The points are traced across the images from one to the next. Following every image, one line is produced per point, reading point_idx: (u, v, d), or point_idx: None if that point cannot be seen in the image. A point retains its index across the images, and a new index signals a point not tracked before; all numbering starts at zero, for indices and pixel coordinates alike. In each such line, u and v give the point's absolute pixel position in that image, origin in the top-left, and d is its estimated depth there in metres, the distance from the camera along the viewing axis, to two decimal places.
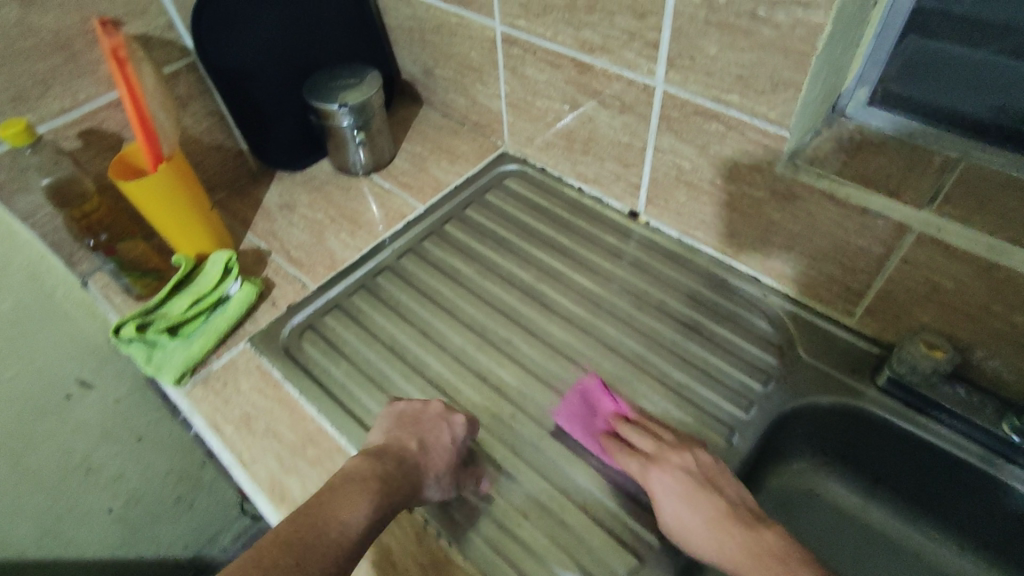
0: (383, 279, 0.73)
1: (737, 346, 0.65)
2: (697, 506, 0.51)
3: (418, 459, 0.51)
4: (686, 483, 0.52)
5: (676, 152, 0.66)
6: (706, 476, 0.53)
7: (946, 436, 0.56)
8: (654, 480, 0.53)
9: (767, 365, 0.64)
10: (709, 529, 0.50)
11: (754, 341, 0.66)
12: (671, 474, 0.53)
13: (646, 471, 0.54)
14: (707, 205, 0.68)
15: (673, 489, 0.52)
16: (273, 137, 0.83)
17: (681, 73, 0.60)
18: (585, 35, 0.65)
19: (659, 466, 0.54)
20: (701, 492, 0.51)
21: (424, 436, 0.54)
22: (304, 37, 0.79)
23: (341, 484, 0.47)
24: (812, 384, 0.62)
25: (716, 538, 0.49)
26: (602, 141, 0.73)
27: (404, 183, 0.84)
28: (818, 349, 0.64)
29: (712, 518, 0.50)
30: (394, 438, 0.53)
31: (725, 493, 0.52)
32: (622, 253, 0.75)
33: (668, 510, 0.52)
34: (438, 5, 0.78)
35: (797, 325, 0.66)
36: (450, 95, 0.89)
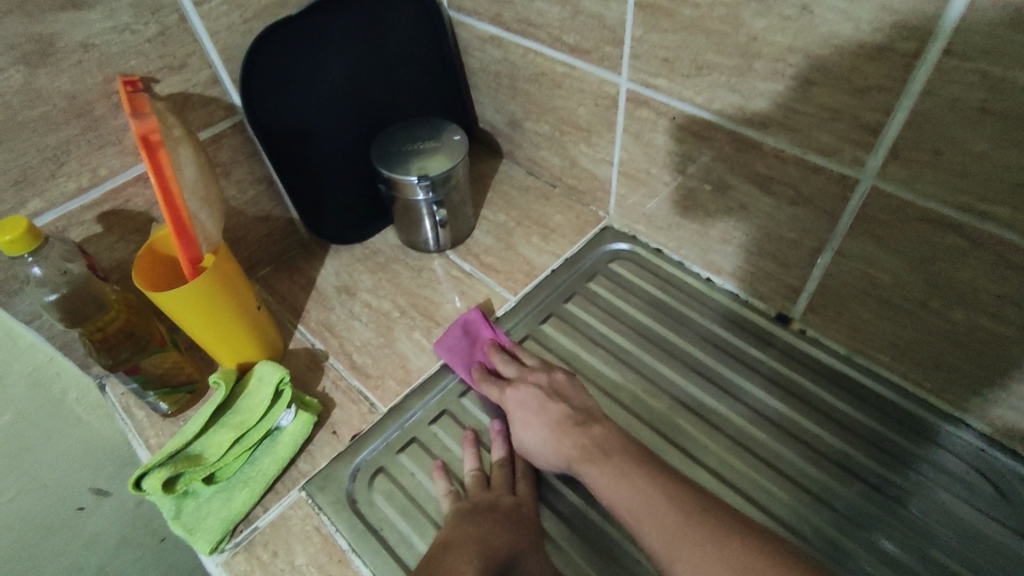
0: (470, 400, 0.58)
1: (954, 527, 0.49)
2: (542, 416, 0.51)
3: (506, 518, 0.47)
4: (537, 398, 0.52)
5: (872, 260, 0.50)
6: (554, 388, 0.53)
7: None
8: (509, 398, 0.53)
9: (992, 555, 0.47)
10: (556, 438, 0.50)
11: (984, 522, 0.49)
12: (524, 390, 0.53)
13: (504, 392, 0.54)
14: (905, 327, 0.52)
15: (526, 406, 0.52)
16: (331, 205, 0.68)
17: (910, 168, 0.43)
18: (755, 105, 0.49)
19: (515, 385, 0.54)
20: (547, 401, 0.52)
21: (501, 504, 0.49)
22: (373, 87, 0.65)
23: (442, 552, 0.44)
24: None
25: (551, 439, 0.50)
26: (754, 231, 0.57)
27: (488, 264, 0.69)
28: (1015, 508, 0.49)
29: (553, 423, 0.50)
30: (484, 499, 0.49)
31: (573, 402, 0.52)
32: (773, 372, 0.59)
33: (520, 431, 0.52)
34: (541, 50, 0.63)
35: (986, 476, 0.51)
36: (541, 152, 0.74)
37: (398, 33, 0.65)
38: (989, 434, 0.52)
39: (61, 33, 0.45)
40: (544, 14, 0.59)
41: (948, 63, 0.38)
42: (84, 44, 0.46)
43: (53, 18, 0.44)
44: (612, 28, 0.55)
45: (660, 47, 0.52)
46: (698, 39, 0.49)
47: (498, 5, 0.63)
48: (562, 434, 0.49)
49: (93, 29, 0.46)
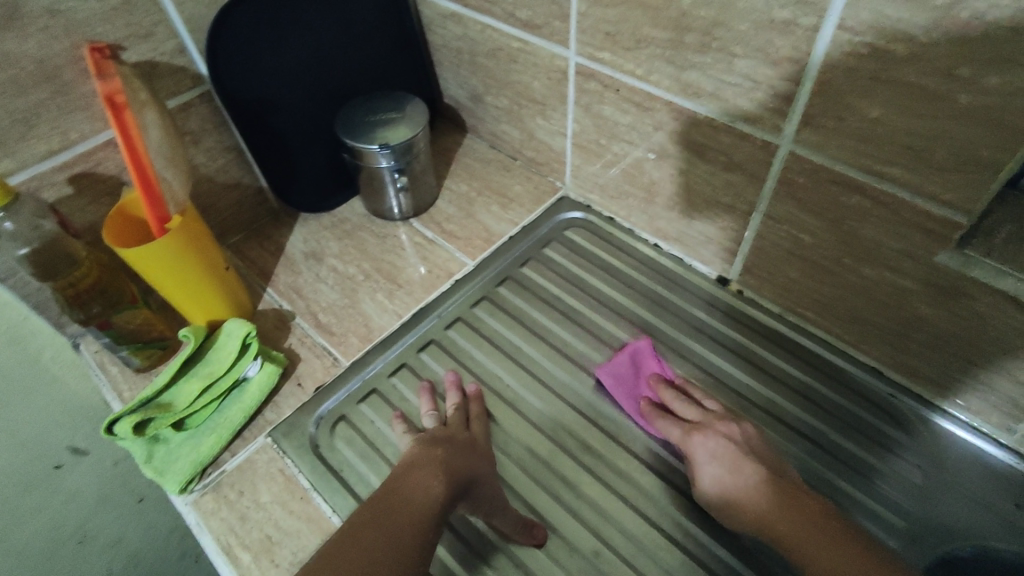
0: (428, 354, 0.62)
1: (866, 463, 0.54)
2: (739, 472, 0.48)
3: (464, 446, 0.51)
4: (730, 449, 0.49)
5: (796, 222, 0.55)
6: (749, 445, 0.50)
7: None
8: (696, 445, 0.51)
9: (929, 510, 0.51)
10: (747, 493, 0.47)
11: (891, 458, 0.54)
12: (716, 438, 0.51)
13: (688, 435, 0.52)
14: (827, 284, 0.56)
15: (714, 454, 0.50)
16: (299, 174, 0.71)
17: (822, 135, 0.47)
18: (689, 76, 0.53)
19: (702, 431, 0.52)
20: (742, 460, 0.49)
21: (458, 438, 0.52)
22: (337, 60, 0.68)
23: (409, 467, 0.47)
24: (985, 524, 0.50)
25: (750, 501, 0.47)
26: (693, 198, 0.62)
27: (449, 231, 0.72)
28: (965, 474, 0.52)
29: (751, 482, 0.47)
30: (443, 429, 0.53)
31: (770, 464, 0.49)
32: (714, 332, 0.64)
33: (707, 479, 0.49)
34: (497, 26, 0.66)
35: (947, 449, 0.54)
36: (501, 126, 0.77)
37: (361, 7, 0.67)
38: (962, 414, 0.54)
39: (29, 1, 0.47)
40: None
41: (847, 35, 0.42)
42: (52, 10, 0.48)
43: None
44: (560, 4, 0.58)
45: (603, 21, 0.56)
46: (636, 14, 0.53)
47: None
48: (761, 496, 0.46)
49: None
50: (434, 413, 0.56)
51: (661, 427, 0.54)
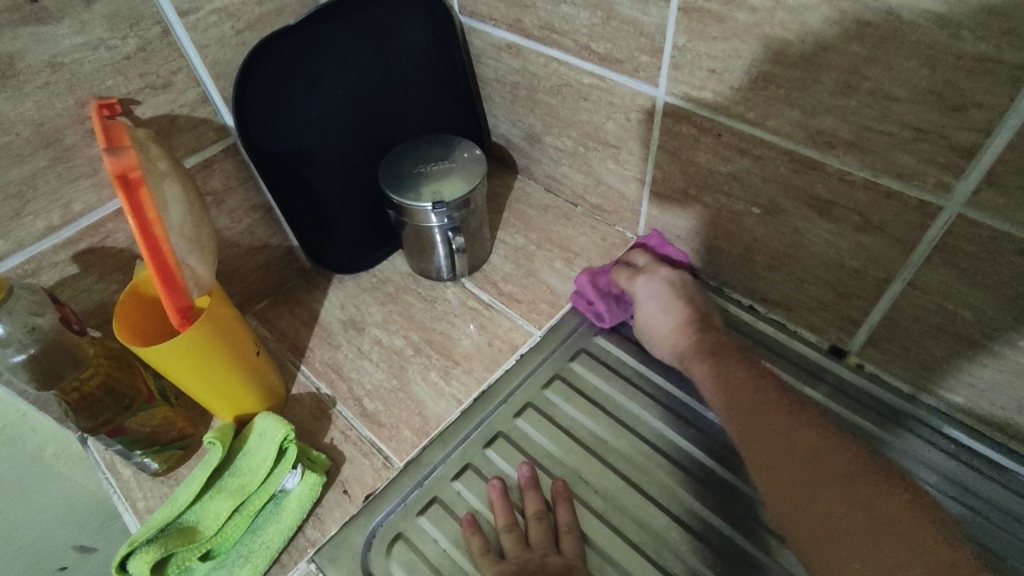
0: (496, 451, 0.52)
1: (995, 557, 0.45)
2: (671, 315, 0.51)
3: None
4: (667, 290, 0.53)
5: (952, 294, 0.44)
6: (681, 286, 0.54)
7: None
8: (639, 286, 0.54)
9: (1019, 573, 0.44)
10: (674, 333, 0.50)
11: (991, 530, 0.47)
12: (660, 280, 0.54)
13: (633, 279, 0.55)
14: (984, 367, 0.46)
15: (654, 296, 0.53)
16: (334, 232, 0.62)
17: (1010, 196, 0.37)
18: (821, 122, 0.43)
19: (645, 275, 0.55)
20: (676, 300, 0.52)
21: (549, 569, 0.44)
22: (378, 102, 0.59)
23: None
24: None
25: (672, 336, 0.50)
26: (808, 260, 0.52)
27: (508, 294, 0.63)
28: None
29: (679, 323, 0.50)
30: (531, 558, 0.45)
31: (697, 306, 0.52)
32: (823, 410, 0.54)
33: (648, 322, 0.52)
34: (565, 59, 0.57)
35: (963, 464, 0.50)
36: (561, 169, 0.68)
37: (407, 43, 0.59)
38: (1003, 440, 0.49)
39: (23, 52, 0.38)
40: (570, 19, 0.53)
41: None
42: (51, 63, 0.40)
43: (13, 35, 0.38)
44: (650, 35, 0.49)
45: (708, 57, 0.46)
46: (754, 48, 0.43)
47: (517, 8, 0.57)
48: (682, 333, 0.49)
49: (61, 46, 0.40)
50: (509, 527, 0.47)
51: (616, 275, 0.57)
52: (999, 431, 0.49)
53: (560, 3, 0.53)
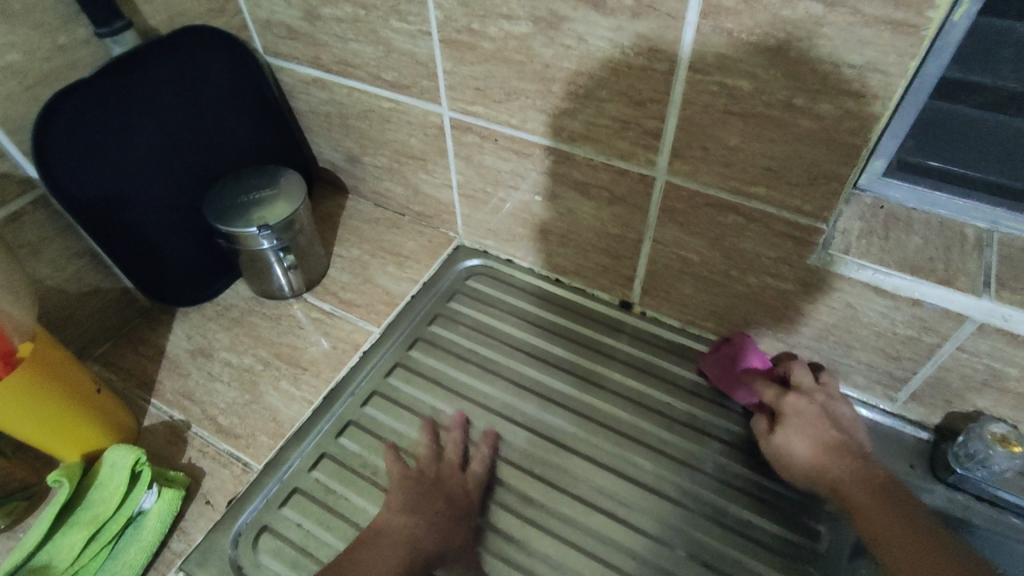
0: (348, 438, 0.58)
1: None
2: (816, 430, 0.52)
3: (444, 501, 0.52)
4: (820, 416, 0.53)
5: (684, 244, 0.57)
6: (836, 417, 0.53)
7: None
8: (790, 403, 0.54)
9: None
10: (818, 449, 0.51)
11: None
12: (809, 403, 0.53)
13: (784, 397, 0.54)
14: (721, 296, 0.59)
15: (810, 416, 0.53)
16: (166, 269, 0.65)
17: (691, 163, 0.51)
18: (563, 122, 0.55)
19: (797, 394, 0.54)
20: (824, 426, 0.52)
21: (442, 486, 0.53)
22: (189, 141, 0.64)
23: (374, 534, 0.49)
24: None
25: (822, 460, 0.51)
26: (585, 233, 0.63)
27: (347, 301, 0.69)
28: None
29: (824, 444, 0.51)
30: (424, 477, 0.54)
31: (846, 433, 0.53)
32: (629, 358, 0.65)
33: (796, 443, 0.52)
34: (363, 88, 0.65)
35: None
36: (384, 184, 0.76)
37: (207, 84, 0.64)
38: None
39: None
40: (359, 54, 0.61)
41: (699, 76, 0.45)
42: None
43: None
44: (424, 63, 0.58)
45: (471, 78, 0.56)
46: (501, 68, 0.54)
47: (314, 48, 0.64)
48: (830, 456, 0.50)
49: None
50: (405, 458, 0.55)
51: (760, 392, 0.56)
52: None
53: (348, 41, 0.61)
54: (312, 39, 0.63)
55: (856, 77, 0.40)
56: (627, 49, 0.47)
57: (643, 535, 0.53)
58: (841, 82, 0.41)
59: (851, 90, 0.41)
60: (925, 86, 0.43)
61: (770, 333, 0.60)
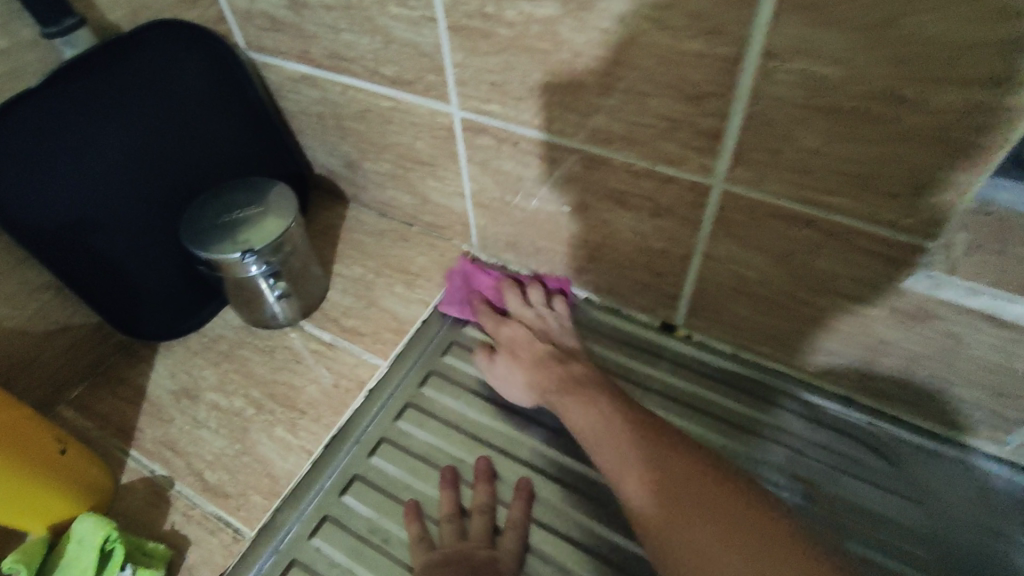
0: (353, 496, 0.50)
1: (869, 509, 0.49)
2: (539, 368, 0.52)
3: (474, 574, 0.44)
4: (529, 343, 0.54)
5: (743, 262, 0.48)
6: (545, 337, 0.56)
7: (961, 501, 0.48)
8: (504, 330, 0.56)
9: (897, 534, 0.47)
10: (603, 432, 0.45)
11: (871, 488, 0.50)
12: (522, 329, 0.56)
13: (500, 323, 0.57)
14: (785, 321, 0.50)
15: (517, 346, 0.55)
16: (140, 301, 0.57)
17: (756, 170, 0.41)
18: (597, 121, 0.45)
19: (511, 320, 0.57)
20: (525, 363, 0.53)
21: (471, 558, 0.45)
22: (162, 153, 0.55)
23: None
24: (977, 539, 0.47)
25: (534, 381, 0.52)
26: (621, 248, 0.54)
27: (350, 329, 0.61)
28: (914, 478, 0.50)
29: (537, 363, 0.53)
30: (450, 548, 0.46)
31: (542, 351, 0.53)
32: (672, 390, 0.56)
33: (498, 380, 0.54)
34: (360, 86, 0.56)
35: (838, 432, 0.52)
36: (388, 192, 0.67)
37: (179, 86, 0.55)
38: (860, 399, 0.53)
39: None
40: (353, 47, 0.52)
41: (776, 64, 0.36)
42: None
43: None
44: (430, 56, 0.49)
45: (486, 71, 0.47)
46: (522, 59, 0.45)
47: (302, 40, 0.55)
48: (591, 408, 0.47)
49: None
50: (417, 522, 0.47)
51: (485, 316, 0.59)
52: (862, 394, 0.52)
53: (340, 31, 0.52)
54: (299, 30, 0.54)
55: (993, 60, 0.31)
56: (681, 31, 0.37)
57: None
58: (971, 67, 0.31)
59: (984, 77, 0.31)
60: None
61: (845, 361, 0.50)
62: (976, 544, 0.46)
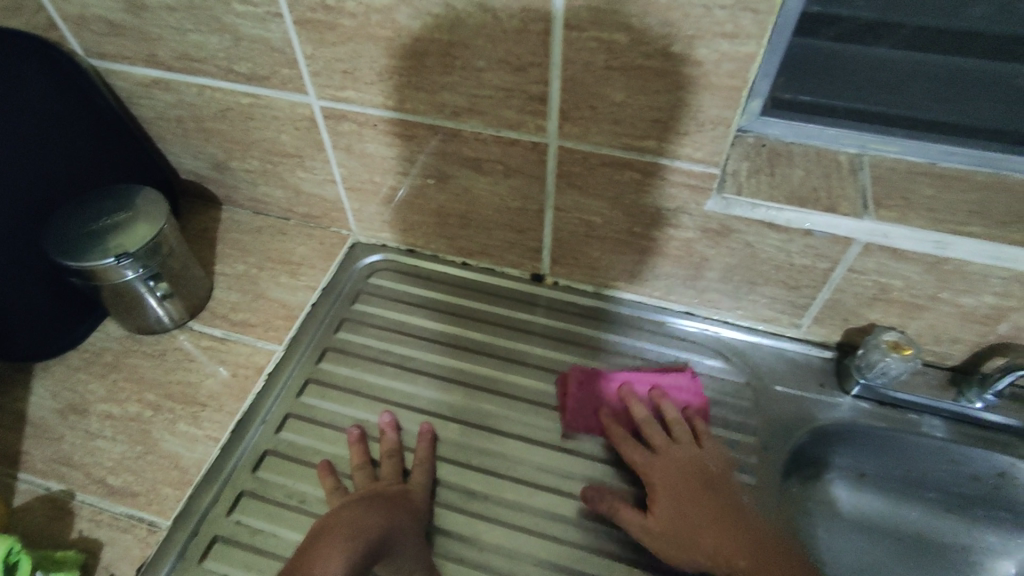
0: (267, 471, 0.53)
1: (714, 398, 0.59)
2: (694, 516, 0.50)
3: (387, 501, 0.49)
4: (689, 495, 0.50)
5: (585, 208, 0.56)
6: (690, 494, 0.51)
7: (783, 380, 0.60)
8: (656, 468, 0.52)
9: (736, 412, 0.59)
10: (664, 518, 0.50)
11: (715, 382, 0.60)
12: (670, 496, 0.51)
13: (665, 445, 0.54)
14: (628, 255, 0.60)
15: (670, 496, 0.51)
16: (9, 321, 0.56)
17: (580, 126, 0.50)
18: (444, 97, 0.51)
19: (660, 456, 0.53)
20: (665, 498, 0.51)
21: (384, 489, 0.50)
22: (10, 169, 0.54)
23: (316, 539, 0.45)
24: (792, 406, 0.59)
25: (657, 529, 0.49)
26: (484, 211, 0.61)
27: (240, 322, 0.63)
28: (747, 369, 0.61)
29: (671, 519, 0.50)
30: (361, 486, 0.51)
31: (690, 484, 0.51)
32: (547, 330, 0.64)
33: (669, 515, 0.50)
34: (215, 85, 0.58)
35: (689, 342, 0.63)
36: (259, 189, 0.69)
37: (19, 99, 0.54)
38: (700, 312, 0.63)
39: None
40: (203, 47, 0.55)
41: (577, 33, 0.44)
42: None
43: None
44: (281, 50, 0.52)
45: (336, 60, 0.52)
46: (367, 47, 0.50)
47: (147, 44, 0.56)
48: (703, 524, 0.49)
49: None
50: (330, 473, 0.52)
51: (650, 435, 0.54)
52: (702, 308, 0.63)
53: (187, 32, 0.54)
54: (142, 34, 0.55)
55: (727, 18, 0.40)
56: (497, 12, 0.44)
57: (589, 503, 0.52)
58: (715, 25, 0.41)
59: (724, 32, 0.41)
60: (793, 21, 0.46)
61: (681, 281, 0.61)
62: (795, 409, 0.58)
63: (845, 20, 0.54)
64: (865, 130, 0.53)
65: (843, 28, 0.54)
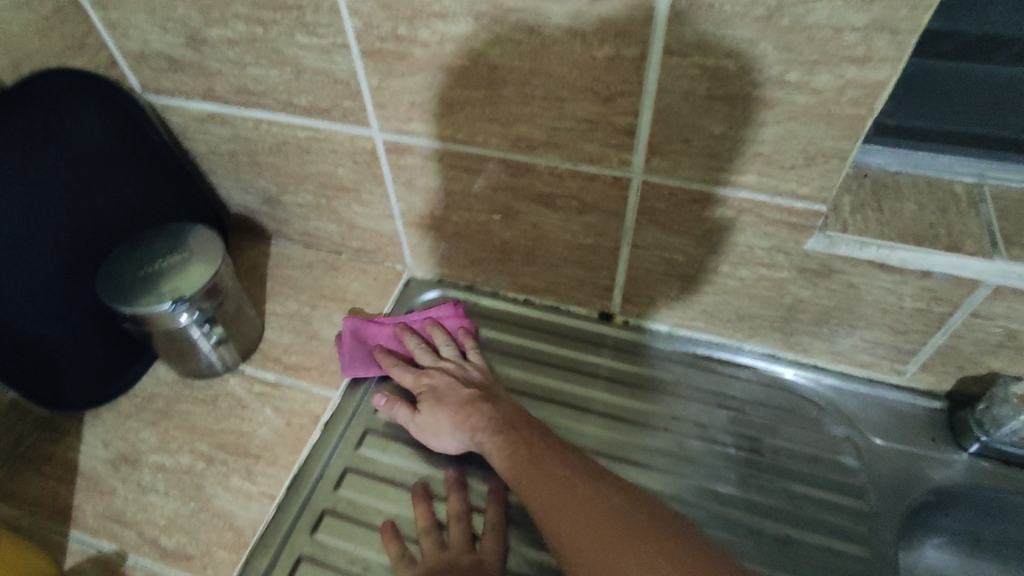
0: (327, 533, 0.49)
1: (808, 453, 0.54)
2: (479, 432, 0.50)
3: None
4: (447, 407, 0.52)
5: (667, 246, 0.52)
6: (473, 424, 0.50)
7: (887, 434, 0.54)
8: (425, 383, 0.54)
9: (832, 469, 0.53)
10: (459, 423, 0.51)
11: (809, 434, 0.55)
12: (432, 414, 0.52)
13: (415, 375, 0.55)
14: (710, 295, 0.55)
15: (430, 426, 0.52)
16: (60, 367, 0.53)
17: (671, 159, 0.45)
18: (519, 129, 0.48)
19: (428, 373, 0.55)
20: (433, 407, 0.52)
21: (458, 560, 0.46)
22: (64, 209, 0.52)
23: None
24: (898, 464, 0.53)
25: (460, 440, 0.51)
26: (553, 247, 0.57)
27: (294, 366, 0.59)
28: (844, 419, 0.55)
29: (459, 412, 0.51)
30: (433, 555, 0.46)
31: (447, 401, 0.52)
32: (618, 375, 0.59)
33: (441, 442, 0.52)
34: (273, 119, 0.55)
35: (776, 389, 0.57)
36: (311, 223, 0.66)
37: (76, 136, 0.53)
38: (789, 356, 0.58)
39: None
40: (263, 80, 0.52)
41: (678, 60, 0.40)
42: None
43: None
44: (345, 82, 0.49)
45: (403, 92, 0.48)
46: (437, 77, 0.46)
47: (205, 78, 0.54)
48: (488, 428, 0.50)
49: None
50: (396, 539, 0.48)
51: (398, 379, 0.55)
52: (792, 351, 0.57)
53: (246, 65, 0.51)
54: (200, 68, 0.53)
55: (860, 40, 0.36)
56: (587, 39, 0.41)
57: None
58: (843, 48, 0.36)
59: (854, 57, 0.37)
60: None
61: (769, 323, 0.55)
62: (902, 468, 0.53)
63: (955, 35, 0.47)
64: (983, 159, 0.48)
65: (956, 44, 0.47)
